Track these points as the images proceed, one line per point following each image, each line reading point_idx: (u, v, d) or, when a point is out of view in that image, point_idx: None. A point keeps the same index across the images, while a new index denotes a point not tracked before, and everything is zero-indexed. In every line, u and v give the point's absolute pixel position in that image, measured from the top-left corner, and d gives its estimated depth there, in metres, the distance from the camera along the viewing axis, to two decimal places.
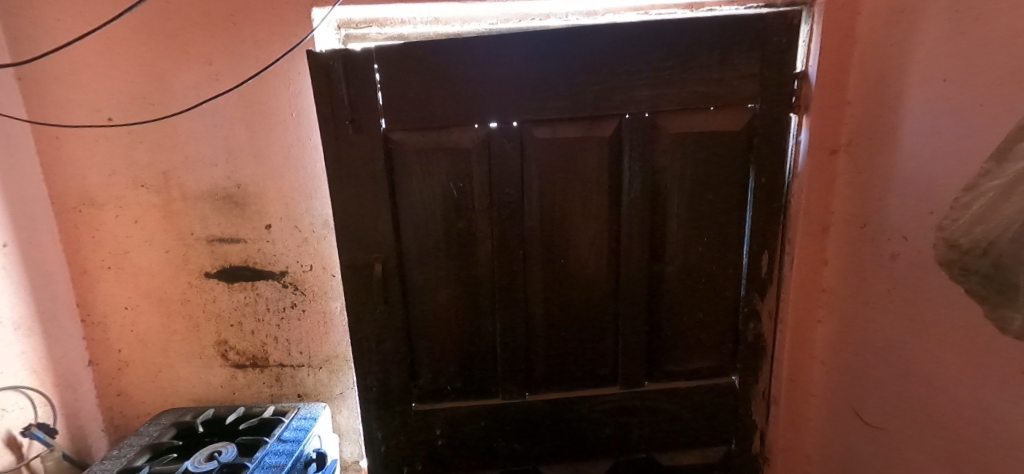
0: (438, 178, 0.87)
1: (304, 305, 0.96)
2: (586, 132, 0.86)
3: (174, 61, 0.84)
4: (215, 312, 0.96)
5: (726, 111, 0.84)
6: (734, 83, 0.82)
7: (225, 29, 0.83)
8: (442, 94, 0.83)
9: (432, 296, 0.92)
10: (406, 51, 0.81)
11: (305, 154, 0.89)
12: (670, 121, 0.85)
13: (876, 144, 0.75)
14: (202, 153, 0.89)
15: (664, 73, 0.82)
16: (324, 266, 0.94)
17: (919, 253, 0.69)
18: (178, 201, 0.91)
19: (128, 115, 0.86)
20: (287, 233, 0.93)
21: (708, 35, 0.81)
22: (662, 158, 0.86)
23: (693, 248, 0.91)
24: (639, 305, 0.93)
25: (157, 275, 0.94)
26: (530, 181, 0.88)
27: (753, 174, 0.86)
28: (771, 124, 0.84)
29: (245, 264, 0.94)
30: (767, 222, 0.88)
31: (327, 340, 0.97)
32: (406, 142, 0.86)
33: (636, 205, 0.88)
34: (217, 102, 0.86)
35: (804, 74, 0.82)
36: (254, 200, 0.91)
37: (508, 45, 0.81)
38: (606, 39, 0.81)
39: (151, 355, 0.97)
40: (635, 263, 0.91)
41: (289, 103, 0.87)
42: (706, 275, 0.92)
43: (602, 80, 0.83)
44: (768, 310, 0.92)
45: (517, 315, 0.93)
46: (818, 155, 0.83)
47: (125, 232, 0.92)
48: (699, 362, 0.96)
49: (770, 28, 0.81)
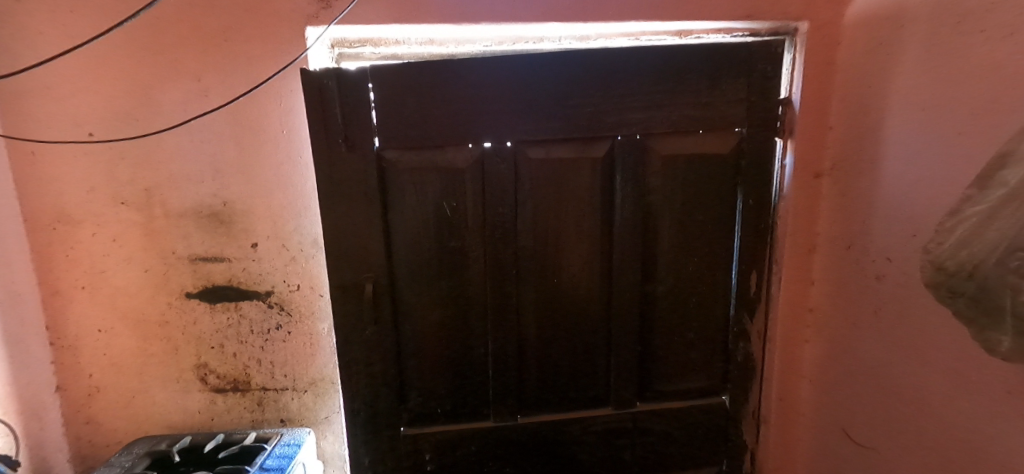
0: (432, 197, 0.87)
1: (289, 326, 0.93)
2: (580, 153, 0.87)
3: (161, 77, 0.82)
4: (196, 335, 0.92)
5: (714, 135, 0.86)
6: (723, 108, 0.85)
7: (216, 45, 0.82)
8: (437, 114, 0.83)
9: (424, 317, 0.91)
10: (402, 71, 0.81)
11: (296, 172, 0.87)
12: (661, 143, 0.87)
13: (859, 168, 0.78)
14: (188, 169, 0.86)
15: (655, 97, 0.84)
16: (312, 286, 0.92)
17: (904, 274, 0.71)
18: (161, 219, 0.88)
19: (110, 131, 0.84)
20: (274, 252, 0.90)
21: (698, 61, 0.83)
22: (653, 179, 0.88)
23: (683, 268, 0.92)
24: (632, 325, 0.93)
25: (134, 296, 0.90)
26: (524, 201, 0.88)
27: (741, 195, 0.88)
28: (758, 147, 0.86)
29: (229, 284, 0.91)
30: (755, 243, 0.90)
31: (314, 362, 0.94)
32: (399, 161, 0.85)
33: (628, 226, 0.89)
34: (205, 119, 0.84)
35: (788, 99, 0.85)
36: (241, 218, 0.89)
37: (503, 66, 0.82)
38: (600, 63, 0.83)
39: (125, 380, 0.93)
40: (627, 283, 0.91)
41: (280, 120, 0.85)
42: (698, 295, 0.93)
43: (595, 102, 0.84)
44: (757, 330, 0.93)
45: (510, 335, 0.92)
46: (803, 178, 0.86)
47: (103, 251, 0.88)
48: (690, 382, 0.97)
49: (756, 56, 0.83)
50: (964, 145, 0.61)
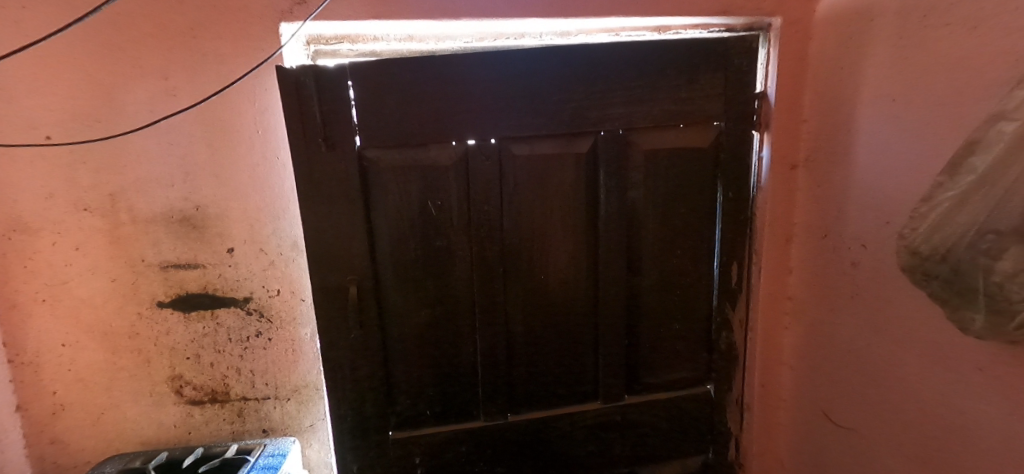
0: (415, 196, 0.85)
1: (269, 333, 0.90)
2: (564, 149, 0.87)
3: (125, 76, 0.78)
4: (169, 346, 0.88)
5: (694, 130, 0.88)
6: (702, 103, 0.86)
7: (184, 41, 0.78)
8: (419, 111, 0.82)
9: (410, 318, 0.89)
10: (382, 68, 0.80)
11: (273, 173, 0.85)
12: (643, 138, 0.88)
13: (833, 160, 0.81)
14: (156, 172, 0.82)
15: (637, 92, 0.85)
16: (292, 291, 0.89)
17: (879, 260, 0.74)
18: (128, 225, 0.84)
19: (69, 133, 0.79)
20: (251, 257, 0.87)
21: (677, 57, 0.84)
22: (635, 174, 0.89)
23: (667, 261, 0.93)
24: (618, 319, 0.94)
25: (101, 307, 0.85)
26: (509, 198, 0.88)
27: (721, 187, 0.90)
28: (736, 140, 0.88)
29: (204, 291, 0.88)
30: (735, 234, 0.92)
31: (296, 369, 0.91)
32: (381, 160, 0.83)
33: (612, 221, 0.90)
34: (174, 119, 0.81)
35: (764, 93, 0.87)
36: (215, 222, 0.85)
37: (485, 63, 0.82)
38: (582, 59, 0.83)
39: (93, 396, 0.88)
40: (613, 278, 0.92)
41: (255, 119, 0.83)
42: (682, 287, 0.95)
43: (578, 98, 0.84)
44: (739, 319, 0.96)
45: (497, 333, 0.92)
46: (779, 170, 0.88)
47: (65, 260, 0.83)
48: (676, 373, 0.98)
49: (733, 51, 0.85)
50: (934, 135, 0.64)
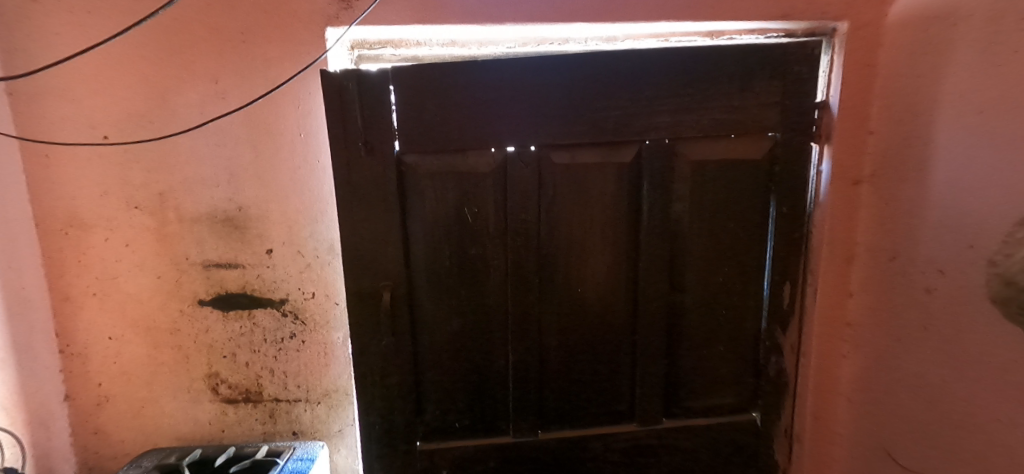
0: (452, 202, 0.84)
1: (303, 335, 0.90)
2: (605, 158, 0.83)
3: (178, 79, 0.81)
4: (207, 343, 0.90)
5: (746, 140, 0.83)
6: (756, 112, 0.81)
7: (234, 46, 0.80)
8: (459, 117, 0.81)
9: (442, 327, 0.88)
10: (424, 73, 0.79)
11: (313, 177, 0.85)
12: (690, 148, 0.83)
13: (904, 175, 0.75)
14: (202, 173, 0.84)
15: (686, 99, 0.81)
16: (327, 294, 0.89)
17: (960, 287, 0.68)
18: (174, 224, 0.86)
19: (124, 133, 0.82)
20: (289, 258, 0.88)
21: (731, 64, 0.80)
22: (680, 185, 0.84)
23: (712, 279, 0.88)
24: (658, 338, 0.89)
25: (146, 303, 0.88)
26: (547, 207, 0.85)
27: (774, 202, 0.85)
28: (792, 152, 0.82)
29: (243, 291, 0.89)
30: (789, 252, 0.86)
31: (328, 373, 0.91)
32: (420, 165, 0.82)
33: (654, 234, 0.85)
34: (221, 121, 0.82)
35: (825, 103, 0.81)
36: (256, 223, 0.86)
37: (527, 68, 0.79)
38: (627, 65, 0.79)
39: (134, 389, 0.90)
40: (653, 294, 0.88)
41: (298, 123, 0.83)
42: (728, 308, 0.89)
43: (623, 106, 0.81)
44: (789, 343, 0.89)
45: (530, 347, 0.89)
46: (840, 185, 0.81)
47: (115, 256, 0.86)
48: (719, 398, 0.92)
49: (792, 58, 0.80)
50: None
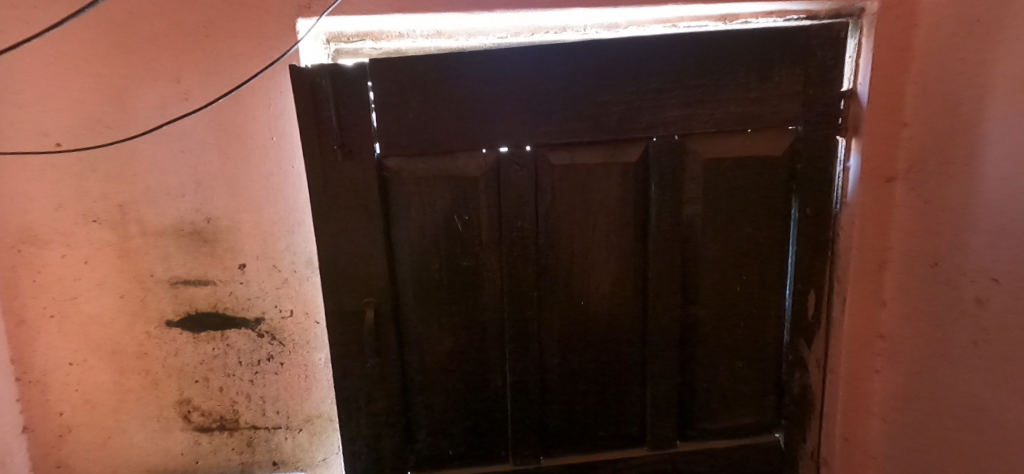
0: (440, 210, 0.76)
1: (282, 357, 0.83)
2: (610, 158, 0.75)
3: (136, 79, 0.73)
4: (177, 367, 0.82)
5: (765, 135, 0.75)
6: (776, 104, 0.73)
7: (197, 41, 0.73)
8: (446, 115, 0.73)
9: (433, 346, 0.80)
10: (406, 67, 0.71)
11: (287, 184, 0.78)
12: (703, 145, 0.75)
13: (947, 171, 0.66)
14: (166, 182, 0.77)
15: (698, 91, 0.72)
16: (306, 312, 0.81)
17: (1016, 299, 0.60)
18: (137, 238, 0.78)
19: (79, 140, 0.74)
20: (263, 273, 0.80)
21: (748, 50, 0.71)
22: (692, 186, 0.76)
23: (729, 289, 0.80)
24: (670, 354, 0.81)
25: (109, 325, 0.80)
26: (546, 213, 0.77)
27: (796, 203, 0.77)
28: (816, 147, 0.74)
29: (214, 310, 0.81)
30: (813, 258, 0.78)
31: (310, 397, 0.84)
32: (404, 169, 0.75)
33: (664, 241, 0.77)
34: (186, 125, 0.75)
35: (852, 92, 0.73)
36: (227, 236, 0.79)
37: (521, 59, 0.72)
38: (632, 53, 0.71)
39: (99, 419, 0.83)
40: (665, 305, 0.80)
41: (269, 125, 0.76)
42: (746, 320, 0.81)
43: (628, 99, 0.73)
44: (815, 357, 0.81)
45: (530, 366, 0.81)
46: (871, 184, 0.73)
47: (73, 275, 0.78)
48: (738, 419, 0.85)
49: (816, 42, 0.71)
50: None
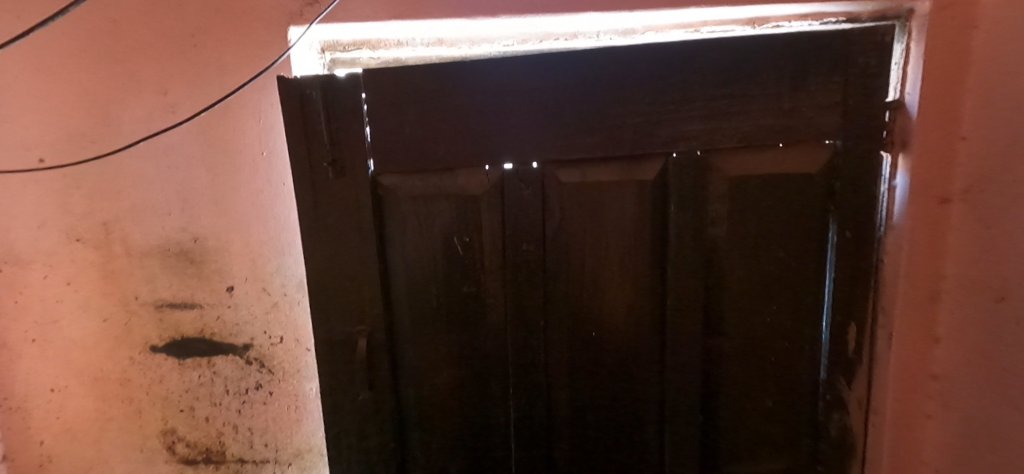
0: (438, 231, 0.70)
1: (271, 386, 0.77)
2: (624, 175, 0.69)
3: (121, 91, 0.69)
4: (162, 395, 0.78)
5: (798, 150, 0.67)
6: (811, 115, 0.65)
7: (185, 51, 0.69)
8: (446, 130, 0.67)
9: (431, 378, 0.73)
10: (402, 77, 0.66)
11: (277, 203, 0.73)
12: (727, 161, 0.67)
13: (1012, 194, 0.58)
14: (152, 200, 0.73)
15: (724, 102, 0.65)
16: (297, 339, 0.76)
17: None
18: (121, 258, 0.74)
19: (62, 155, 0.71)
20: (252, 297, 0.75)
21: (782, 55, 0.64)
22: (717, 206, 0.68)
23: (757, 321, 0.72)
24: (692, 392, 0.73)
25: (92, 349, 0.76)
26: (554, 235, 0.71)
27: (835, 225, 0.68)
28: (857, 164, 0.66)
29: (200, 335, 0.76)
30: (854, 286, 0.69)
31: (299, 430, 0.78)
32: (400, 187, 0.69)
33: (685, 266, 0.70)
34: (173, 140, 0.71)
35: (899, 102, 0.65)
36: (214, 257, 0.74)
37: (527, 68, 0.66)
38: (650, 61, 0.65)
39: (81, 448, 0.78)
40: (686, 338, 0.72)
41: (259, 140, 0.71)
42: (777, 355, 0.72)
43: (645, 111, 0.66)
44: (857, 397, 0.72)
45: (537, 402, 0.74)
46: (922, 205, 0.65)
47: (56, 297, 0.75)
48: (767, 465, 0.76)
49: (857, 47, 0.63)
50: None
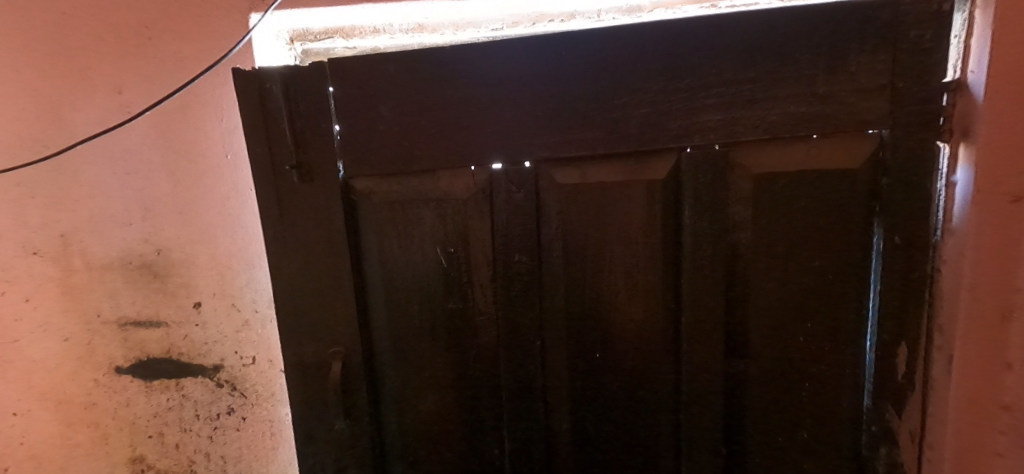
0: (420, 240, 0.62)
1: (244, 411, 0.71)
2: (629, 174, 0.59)
3: (73, 91, 0.63)
4: (129, 420, 0.72)
5: (837, 142, 0.55)
6: (851, 100, 0.54)
7: (139, 45, 0.62)
8: (425, 126, 0.60)
9: (414, 405, 0.66)
10: (374, 65, 0.59)
11: (244, 210, 0.66)
12: (750, 156, 0.57)
13: None
14: (110, 209, 0.67)
15: (746, 87, 0.55)
16: (270, 359, 0.69)
17: None
18: (81, 273, 0.68)
19: (15, 159, 0.66)
20: (221, 314, 0.69)
21: (816, 31, 0.53)
22: (739, 209, 0.58)
23: (787, 342, 0.60)
24: (712, 425, 0.63)
25: (53, 372, 0.71)
26: (550, 244, 0.62)
27: (880, 231, 0.56)
28: (909, 156, 0.53)
29: (167, 355, 0.70)
30: (905, 302, 0.56)
31: (274, 459, 0.71)
32: (375, 192, 0.62)
33: (701, 279, 0.60)
34: (131, 143, 0.65)
35: (960, 83, 0.52)
36: (179, 270, 0.68)
37: (516, 54, 0.57)
38: (658, 42, 0.56)
39: None
40: (704, 362, 0.62)
41: (222, 141, 0.64)
42: (810, 382, 0.61)
43: (653, 100, 0.57)
44: (908, 429, 0.58)
45: (534, 431, 0.66)
46: (992, 205, 0.51)
47: (15, 315, 0.69)
48: None
49: (909, 16, 0.52)
50: None
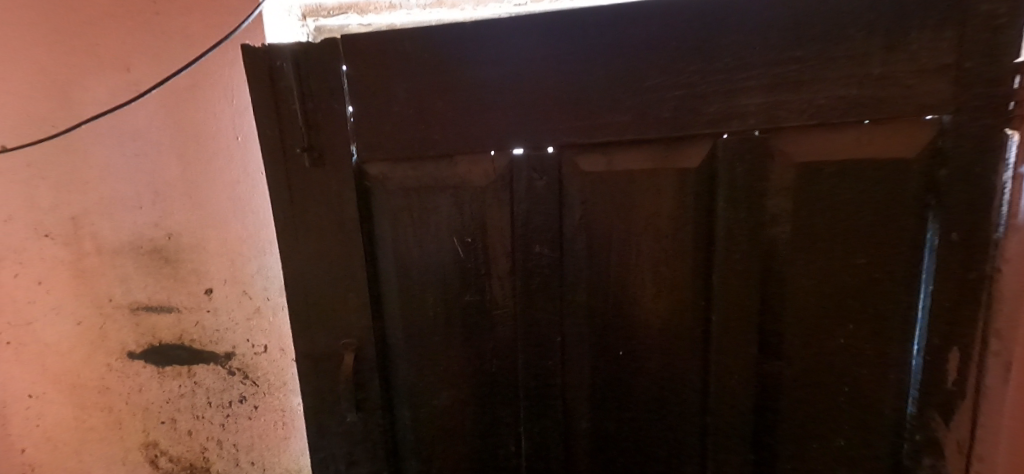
0: (436, 229, 0.59)
1: (255, 399, 0.69)
2: (659, 161, 0.55)
3: (79, 68, 0.61)
4: (141, 405, 0.71)
5: (891, 128, 0.50)
6: (910, 82, 0.48)
7: (147, 21, 0.60)
8: (442, 108, 0.56)
9: (428, 399, 0.64)
10: (388, 42, 0.55)
11: (255, 195, 0.63)
12: (793, 144, 0.52)
13: None
14: (120, 192, 0.65)
15: (791, 67, 0.51)
16: (282, 348, 0.68)
17: None
18: (92, 256, 0.67)
19: (21, 137, 0.64)
20: (232, 301, 0.67)
21: (874, 3, 0.48)
22: (779, 201, 0.53)
23: (826, 346, 0.56)
24: (740, 430, 0.60)
25: (66, 355, 0.70)
26: (573, 236, 0.58)
27: (935, 227, 0.50)
28: (972, 145, 0.47)
29: (179, 342, 0.69)
30: (959, 306, 0.50)
31: (286, 448, 0.70)
32: (389, 178, 0.59)
33: (734, 276, 0.56)
34: (140, 124, 0.63)
35: None
36: (190, 256, 0.66)
37: (541, 31, 0.53)
38: (695, 17, 0.51)
39: (63, 457, 0.74)
40: (734, 364, 0.58)
41: (232, 123, 0.62)
42: (849, 389, 0.56)
43: (688, 80, 0.52)
44: (955, 440, 0.53)
45: (552, 430, 0.64)
46: None
47: (28, 297, 0.69)
48: None
49: None
50: None
